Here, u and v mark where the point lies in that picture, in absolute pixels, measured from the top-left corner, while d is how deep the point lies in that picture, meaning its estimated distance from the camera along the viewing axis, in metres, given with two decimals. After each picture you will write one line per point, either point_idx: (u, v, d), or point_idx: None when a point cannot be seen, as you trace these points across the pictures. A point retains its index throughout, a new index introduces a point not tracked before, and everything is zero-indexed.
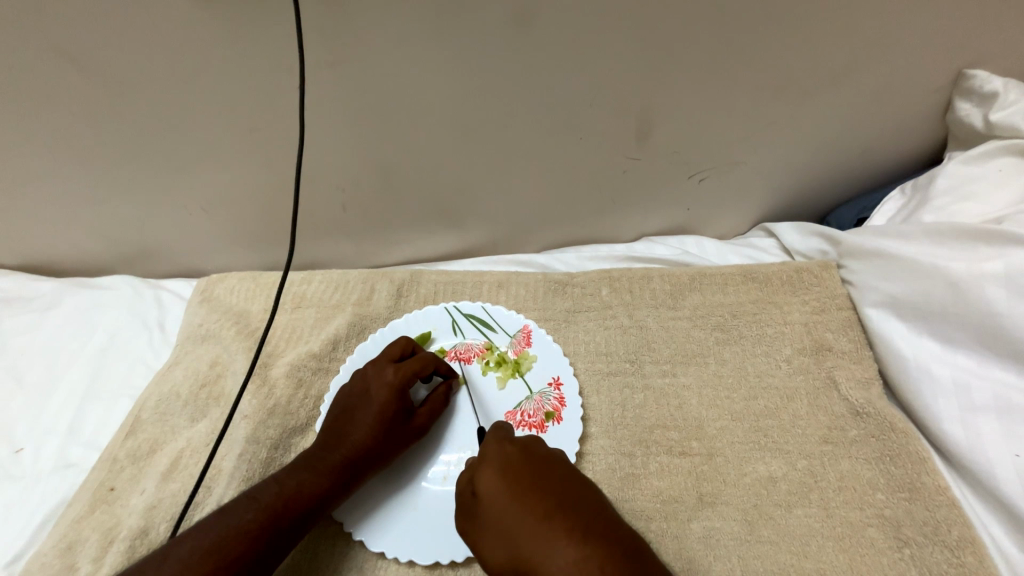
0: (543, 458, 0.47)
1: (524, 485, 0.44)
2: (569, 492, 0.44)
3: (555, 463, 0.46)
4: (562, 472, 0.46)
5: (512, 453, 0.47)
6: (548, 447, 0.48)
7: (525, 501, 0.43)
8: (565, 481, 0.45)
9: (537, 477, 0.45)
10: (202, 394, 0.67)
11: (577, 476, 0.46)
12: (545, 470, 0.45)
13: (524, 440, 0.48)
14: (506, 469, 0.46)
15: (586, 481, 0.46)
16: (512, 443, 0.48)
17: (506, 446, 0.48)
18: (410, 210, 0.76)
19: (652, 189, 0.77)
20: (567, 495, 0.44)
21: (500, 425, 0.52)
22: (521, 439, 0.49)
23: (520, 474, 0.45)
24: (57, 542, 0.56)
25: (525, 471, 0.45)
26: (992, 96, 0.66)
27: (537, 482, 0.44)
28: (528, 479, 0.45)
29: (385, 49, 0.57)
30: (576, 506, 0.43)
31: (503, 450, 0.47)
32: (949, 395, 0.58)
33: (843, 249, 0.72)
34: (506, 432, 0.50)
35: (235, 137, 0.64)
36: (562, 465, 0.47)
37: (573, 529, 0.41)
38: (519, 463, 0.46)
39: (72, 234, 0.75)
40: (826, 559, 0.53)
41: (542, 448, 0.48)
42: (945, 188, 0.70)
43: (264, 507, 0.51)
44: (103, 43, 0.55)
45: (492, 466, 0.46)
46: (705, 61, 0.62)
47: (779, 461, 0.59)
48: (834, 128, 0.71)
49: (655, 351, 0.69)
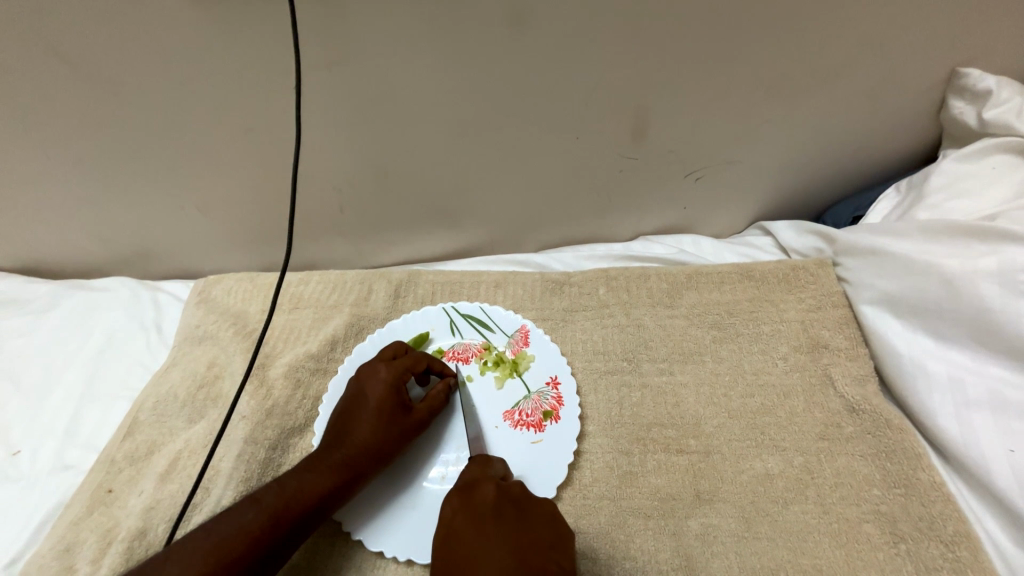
0: (479, 515, 0.47)
1: (449, 551, 0.45)
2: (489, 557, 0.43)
3: (489, 522, 0.46)
4: (493, 533, 0.45)
5: (455, 509, 0.48)
6: (493, 500, 0.48)
7: (447, 564, 0.44)
8: (489, 544, 0.44)
9: (462, 542, 0.45)
10: (200, 394, 0.67)
11: (511, 536, 0.45)
12: (474, 531, 0.45)
13: (473, 492, 0.49)
14: (445, 528, 0.47)
15: (523, 543, 0.45)
16: (457, 498, 0.49)
17: (452, 501, 0.49)
18: (407, 210, 0.76)
19: (649, 188, 0.77)
20: (485, 559, 0.43)
21: (482, 456, 0.55)
22: (469, 491, 0.49)
23: (454, 534, 0.46)
24: (55, 544, 0.56)
25: (457, 531, 0.46)
26: (984, 94, 0.67)
27: (460, 546, 0.45)
28: (455, 541, 0.45)
29: (381, 50, 0.57)
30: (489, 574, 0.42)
31: (450, 505, 0.49)
32: (944, 391, 0.58)
33: (838, 246, 0.72)
34: (464, 483, 0.51)
35: (232, 138, 0.64)
36: (499, 524, 0.46)
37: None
38: (455, 521, 0.47)
39: (69, 235, 0.75)
40: (822, 555, 0.53)
41: (486, 499, 0.48)
42: (939, 186, 0.70)
43: (265, 507, 0.51)
44: (99, 46, 0.55)
45: (438, 525, 0.48)
46: (699, 61, 0.62)
47: (776, 457, 0.60)
48: (829, 127, 0.72)
49: (652, 350, 0.69)
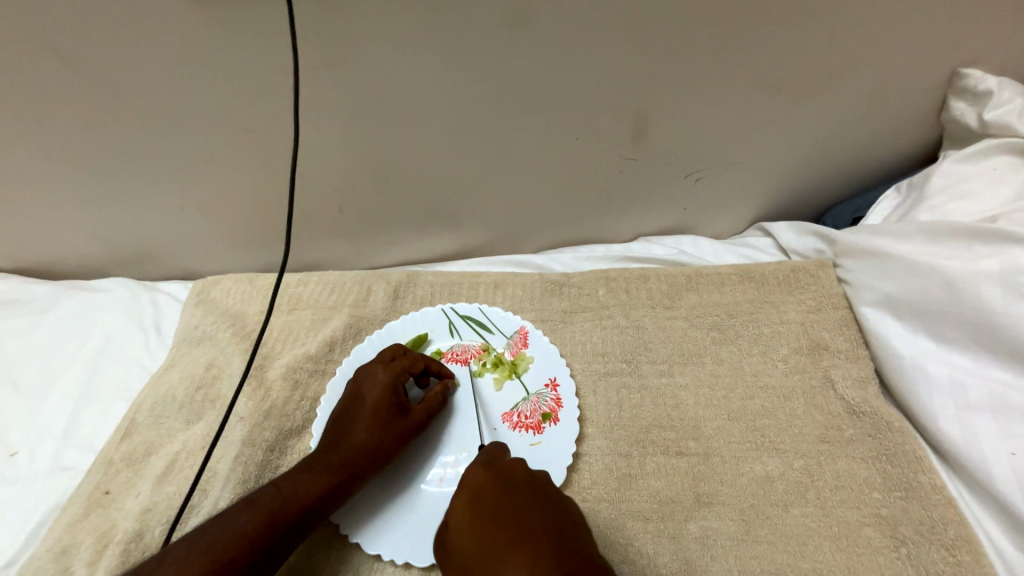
0: (515, 486, 0.48)
1: (485, 516, 0.46)
2: (530, 519, 0.44)
3: (524, 492, 0.47)
4: (531, 501, 0.46)
5: (485, 480, 0.49)
6: (526, 474, 0.49)
7: (485, 528, 0.45)
8: (528, 509, 0.45)
9: (500, 509, 0.46)
10: (198, 396, 0.67)
11: (547, 504, 0.46)
12: (511, 498, 0.47)
13: (504, 467, 0.50)
14: (476, 497, 0.48)
15: (560, 509, 0.46)
16: (486, 471, 0.50)
17: (482, 472, 0.50)
18: (406, 212, 0.76)
19: (649, 189, 0.77)
20: (527, 522, 0.44)
21: (494, 443, 0.55)
22: (497, 465, 0.51)
23: (486, 501, 0.47)
24: (52, 545, 0.56)
25: (492, 498, 0.47)
26: (986, 94, 0.66)
27: (499, 512, 0.46)
28: (492, 507, 0.46)
29: (380, 52, 0.57)
30: (535, 534, 0.43)
31: (478, 476, 0.50)
32: (944, 393, 0.58)
33: (838, 247, 0.72)
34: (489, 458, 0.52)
35: (230, 139, 0.64)
36: (533, 493, 0.47)
37: (524, 557, 0.41)
38: (488, 491, 0.48)
39: (68, 236, 0.75)
40: (823, 558, 0.53)
41: (519, 475, 0.50)
42: (940, 187, 0.69)
43: (261, 509, 0.51)
44: (97, 46, 0.55)
45: (466, 495, 0.49)
46: (699, 62, 0.62)
47: (776, 460, 0.59)
48: (830, 128, 0.71)
49: (652, 351, 0.69)
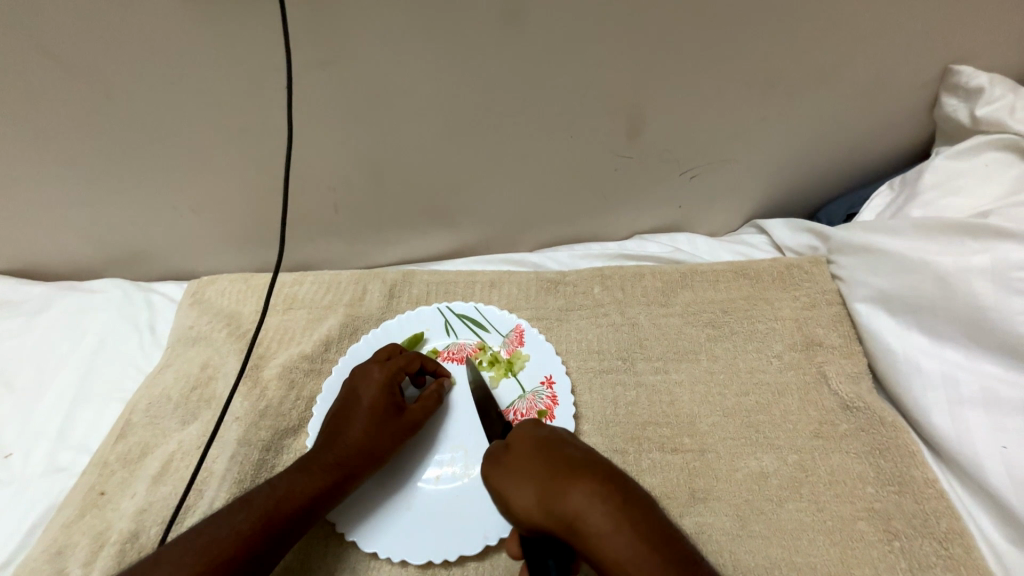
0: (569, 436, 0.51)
1: (548, 444, 0.49)
2: (590, 454, 0.48)
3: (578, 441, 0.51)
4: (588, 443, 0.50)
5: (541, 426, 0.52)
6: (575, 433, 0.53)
7: (548, 451, 0.48)
8: (585, 448, 0.49)
9: (562, 442, 0.49)
10: (194, 396, 0.67)
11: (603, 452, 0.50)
12: (569, 440, 0.50)
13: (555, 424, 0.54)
14: (535, 432, 0.51)
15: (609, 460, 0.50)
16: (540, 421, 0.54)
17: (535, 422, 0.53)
18: (401, 211, 0.76)
19: (644, 186, 0.77)
20: (590, 455, 0.47)
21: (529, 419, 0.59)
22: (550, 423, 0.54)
23: (549, 436, 0.50)
24: (47, 547, 0.56)
25: (551, 436, 0.50)
26: (977, 91, 0.67)
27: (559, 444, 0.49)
28: (554, 441, 0.49)
29: (374, 50, 0.57)
30: (597, 463, 0.46)
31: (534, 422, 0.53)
32: (937, 388, 0.58)
33: (832, 244, 0.72)
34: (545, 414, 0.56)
35: (224, 139, 0.64)
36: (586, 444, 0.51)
37: (591, 473, 0.45)
38: (546, 432, 0.51)
39: (62, 237, 0.75)
40: (816, 553, 0.53)
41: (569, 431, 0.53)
42: (932, 183, 0.70)
43: (256, 509, 0.51)
44: (90, 46, 0.55)
45: (524, 430, 0.52)
46: (692, 60, 0.62)
47: (770, 455, 0.60)
48: (823, 125, 0.72)
49: (647, 348, 0.69)
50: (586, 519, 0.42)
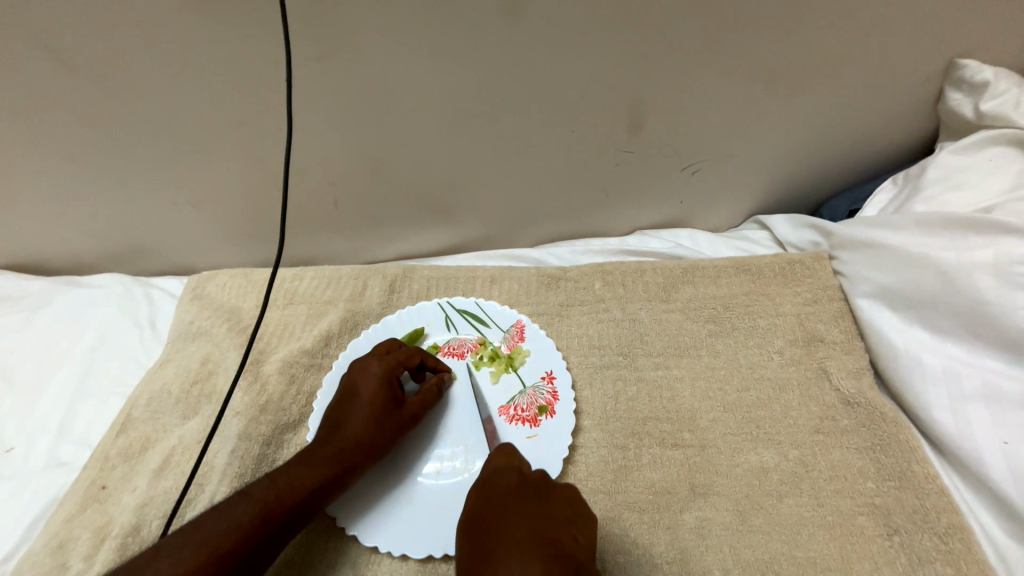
0: (500, 499, 0.48)
1: (471, 533, 0.46)
2: (503, 530, 0.44)
3: (509, 503, 0.47)
4: (514, 506, 0.46)
5: (475, 500, 0.49)
6: (510, 488, 0.48)
7: (469, 544, 0.45)
8: (505, 521, 0.45)
9: (486, 519, 0.46)
10: (194, 390, 0.67)
11: (530, 508, 0.46)
12: (494, 511, 0.46)
13: (493, 482, 0.50)
14: (468, 515, 0.48)
15: (539, 519, 0.45)
16: (478, 489, 0.50)
17: (475, 492, 0.50)
18: (401, 205, 0.76)
19: (645, 181, 0.76)
20: (510, 527, 0.44)
21: (504, 445, 0.55)
22: (491, 479, 0.51)
23: (478, 514, 0.47)
24: (48, 540, 0.56)
25: (477, 515, 0.47)
26: (982, 85, 0.66)
27: (481, 526, 0.46)
28: (477, 524, 0.46)
29: (373, 43, 0.57)
30: (504, 546, 0.42)
31: (472, 496, 0.50)
32: (939, 383, 0.58)
33: (834, 239, 0.72)
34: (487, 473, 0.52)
35: (223, 133, 0.64)
36: (515, 504, 0.46)
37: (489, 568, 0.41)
38: (475, 511, 0.48)
39: (63, 232, 0.75)
40: (817, 547, 0.53)
41: (505, 488, 0.49)
42: (935, 178, 0.69)
43: (256, 501, 0.51)
44: (88, 40, 0.54)
45: (462, 514, 0.50)
46: (694, 54, 0.62)
47: (771, 451, 0.59)
48: (826, 120, 0.71)
49: (648, 344, 0.69)
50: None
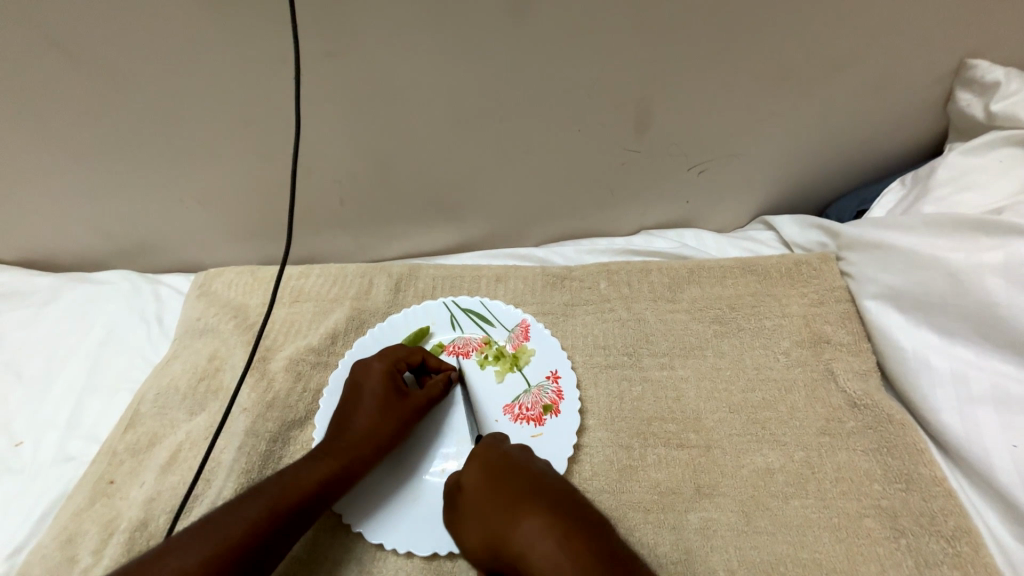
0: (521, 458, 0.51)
1: (500, 477, 0.49)
2: (540, 480, 0.48)
3: (530, 464, 0.50)
4: (536, 467, 0.50)
5: (493, 455, 0.52)
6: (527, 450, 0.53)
7: (492, 494, 0.48)
8: (539, 473, 0.49)
9: (510, 473, 0.49)
10: (201, 386, 0.68)
11: (549, 474, 0.50)
12: (523, 465, 0.50)
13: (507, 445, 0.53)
14: (487, 466, 0.50)
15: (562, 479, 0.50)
16: (495, 448, 0.53)
17: (488, 448, 0.52)
18: (407, 204, 0.76)
19: (652, 180, 0.76)
20: (536, 484, 0.48)
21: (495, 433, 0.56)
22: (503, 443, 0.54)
23: (497, 468, 0.50)
24: (57, 534, 0.56)
25: (502, 467, 0.50)
26: (993, 85, 0.66)
27: (512, 474, 0.49)
28: (505, 469, 0.49)
29: (379, 43, 0.57)
30: (532, 500, 0.46)
31: (485, 451, 0.52)
32: (947, 385, 0.57)
33: (842, 241, 0.71)
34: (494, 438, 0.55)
35: (232, 131, 0.64)
36: (536, 466, 0.50)
37: (538, 508, 0.45)
38: (497, 463, 0.50)
39: (72, 228, 0.75)
40: (823, 549, 0.53)
41: (523, 450, 0.53)
42: (944, 179, 0.69)
43: (264, 495, 0.51)
44: (99, 38, 0.55)
45: (473, 466, 0.52)
46: (701, 53, 0.62)
47: (777, 452, 0.59)
48: (834, 119, 0.71)
49: (654, 344, 0.69)
50: (534, 552, 0.43)
